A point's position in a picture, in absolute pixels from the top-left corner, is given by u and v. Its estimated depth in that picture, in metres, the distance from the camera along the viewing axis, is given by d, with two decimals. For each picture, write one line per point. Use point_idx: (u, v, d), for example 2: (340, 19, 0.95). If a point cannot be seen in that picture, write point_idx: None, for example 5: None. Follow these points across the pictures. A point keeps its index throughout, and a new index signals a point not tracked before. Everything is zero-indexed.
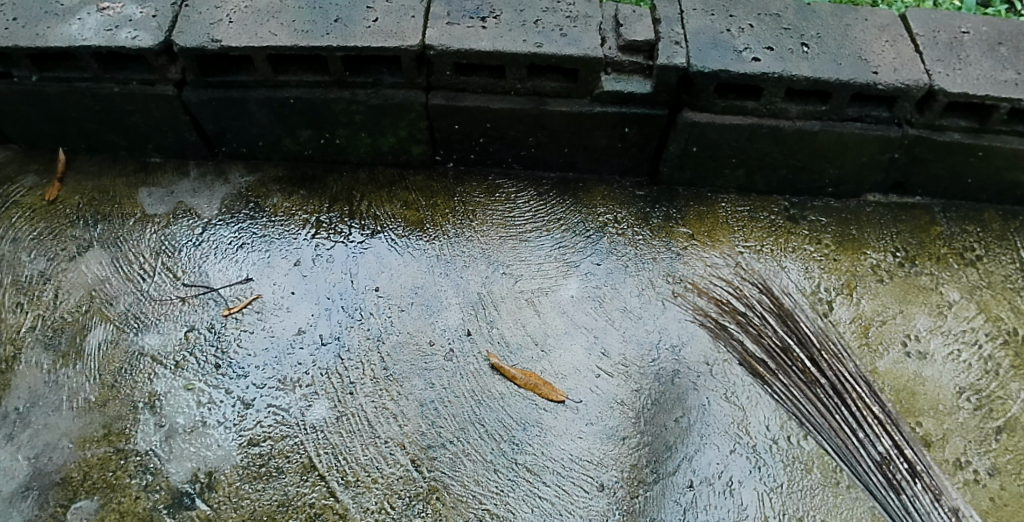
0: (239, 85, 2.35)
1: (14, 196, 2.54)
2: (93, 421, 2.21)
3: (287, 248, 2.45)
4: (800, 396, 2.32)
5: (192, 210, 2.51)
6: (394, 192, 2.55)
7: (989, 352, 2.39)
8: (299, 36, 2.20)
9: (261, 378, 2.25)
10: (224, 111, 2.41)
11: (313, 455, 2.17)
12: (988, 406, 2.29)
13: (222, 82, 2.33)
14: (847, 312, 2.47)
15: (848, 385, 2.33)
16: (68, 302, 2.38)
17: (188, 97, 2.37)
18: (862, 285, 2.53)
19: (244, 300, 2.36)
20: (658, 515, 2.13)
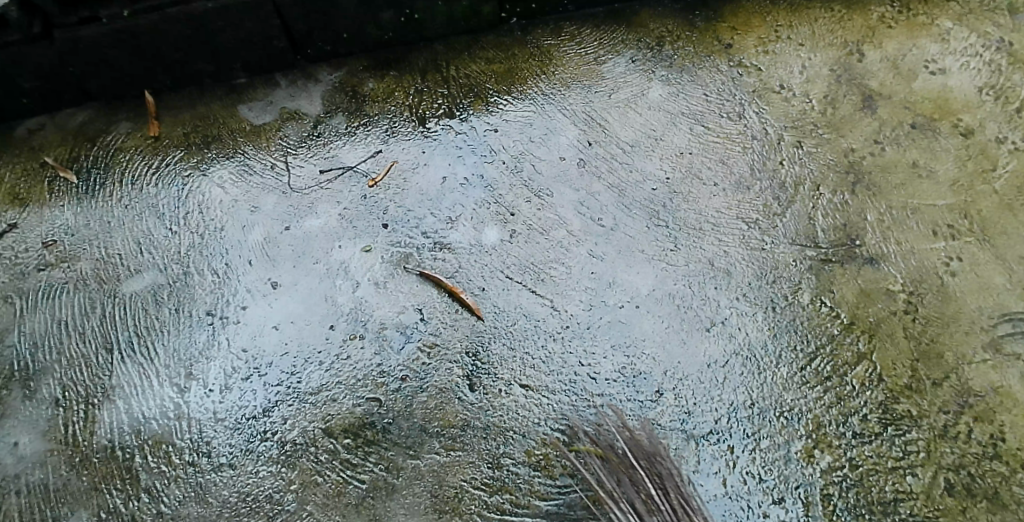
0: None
1: (114, 144, 2.51)
2: (285, 303, 2.28)
3: (403, 119, 2.59)
4: (865, 123, 2.74)
5: (296, 114, 2.57)
6: (474, 53, 2.75)
7: (991, 58, 2.92)
8: None
9: (431, 222, 2.43)
10: (314, 5, 2.54)
11: (505, 268, 2.39)
12: (1005, 96, 2.81)
13: None
14: (878, 55, 2.91)
15: (891, 107, 2.78)
16: (215, 215, 2.38)
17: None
18: (880, 33, 2.97)
19: (384, 168, 2.50)
20: (796, 232, 2.51)
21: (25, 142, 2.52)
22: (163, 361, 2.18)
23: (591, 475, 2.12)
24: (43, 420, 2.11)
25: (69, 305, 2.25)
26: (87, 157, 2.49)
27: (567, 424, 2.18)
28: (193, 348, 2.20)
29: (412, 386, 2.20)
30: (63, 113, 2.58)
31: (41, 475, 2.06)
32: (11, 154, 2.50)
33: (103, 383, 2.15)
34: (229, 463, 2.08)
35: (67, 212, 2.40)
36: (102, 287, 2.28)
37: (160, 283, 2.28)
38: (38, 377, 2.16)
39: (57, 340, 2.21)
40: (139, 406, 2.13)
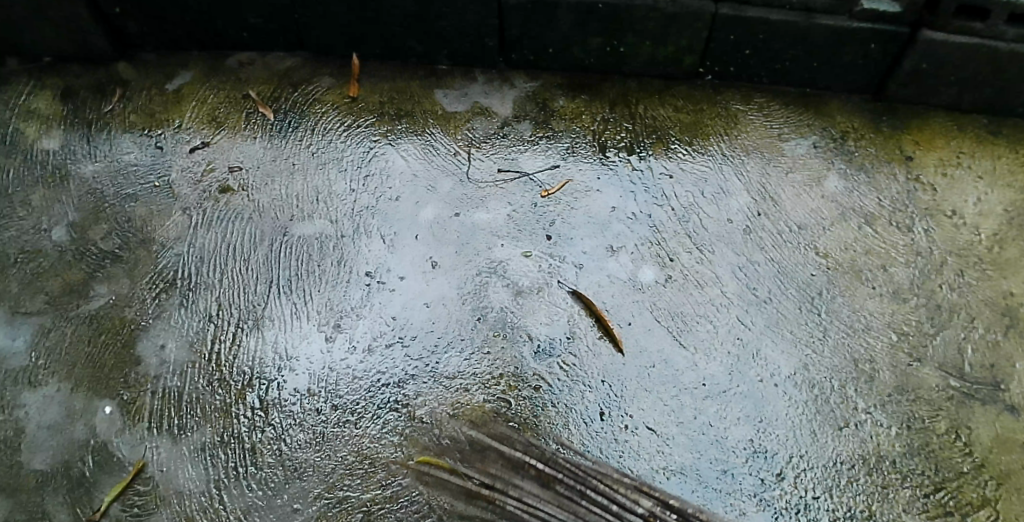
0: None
1: (315, 95, 2.61)
2: (439, 284, 2.30)
3: (587, 141, 2.62)
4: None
5: (487, 110, 2.63)
6: (665, 98, 2.80)
7: None
8: None
9: (592, 246, 2.43)
10: (534, 15, 2.62)
11: (654, 310, 2.38)
12: None
13: None
14: None
15: None
16: (394, 184, 2.44)
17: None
18: None
19: (559, 182, 2.51)
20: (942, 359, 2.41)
21: (235, 72, 2.66)
22: (315, 307, 2.22)
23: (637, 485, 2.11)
24: (192, 331, 2.17)
25: (241, 230, 2.33)
26: (286, 99, 2.59)
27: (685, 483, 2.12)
28: (345, 303, 2.23)
29: (543, 397, 2.20)
30: (274, 55, 2.72)
31: (178, 383, 2.11)
32: (218, 80, 2.64)
33: (255, 312, 2.20)
34: (354, 420, 2.10)
35: (257, 144, 2.49)
36: (275, 221, 2.35)
37: (327, 233, 2.34)
38: (198, 289, 2.23)
39: (223, 260, 2.28)
40: (284, 343, 2.17)
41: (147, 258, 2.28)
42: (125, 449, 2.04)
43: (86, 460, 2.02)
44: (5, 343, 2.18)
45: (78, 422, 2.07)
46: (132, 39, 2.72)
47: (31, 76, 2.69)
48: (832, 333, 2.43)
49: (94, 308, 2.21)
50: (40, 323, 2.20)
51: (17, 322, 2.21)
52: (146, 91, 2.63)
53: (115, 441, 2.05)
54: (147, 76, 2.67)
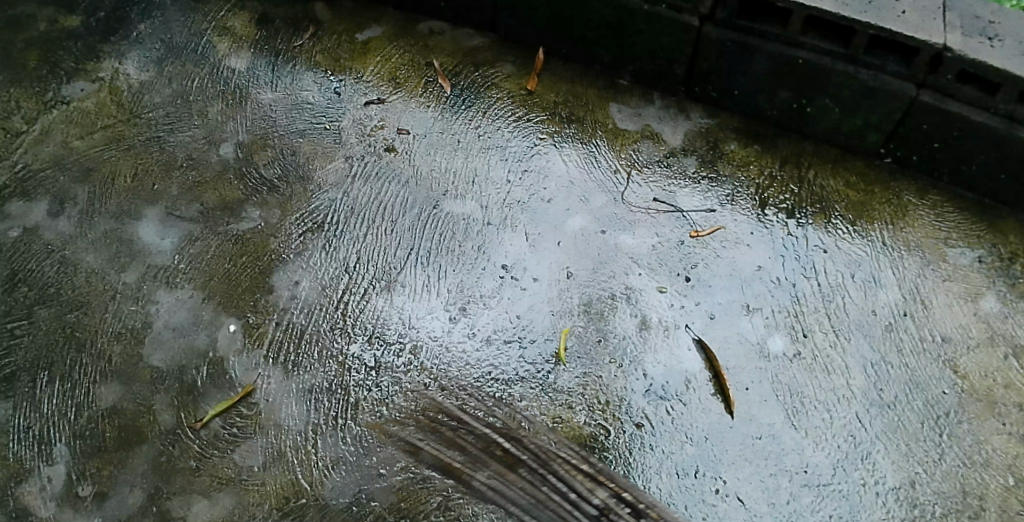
0: (760, 36, 2.49)
1: (493, 79, 2.63)
2: (570, 295, 2.25)
3: (748, 194, 2.57)
4: None
5: (658, 135, 2.61)
6: (838, 170, 2.69)
7: None
8: (841, 7, 2.35)
9: (728, 299, 2.34)
10: (731, 55, 2.55)
11: (773, 383, 2.24)
12: None
13: (748, 27, 2.47)
14: None
15: None
16: (550, 186, 2.43)
17: (708, 31, 2.51)
18: None
19: (711, 226, 2.47)
20: None
21: (424, 37, 2.72)
22: (447, 284, 2.23)
23: None
24: (327, 275, 2.22)
25: (395, 191, 2.37)
26: (466, 77, 2.63)
27: None
28: (476, 288, 2.23)
29: (643, 437, 2.09)
30: (464, 30, 2.75)
31: (303, 321, 2.16)
32: (406, 42, 2.70)
33: (390, 274, 2.23)
34: (456, 405, 2.08)
35: (429, 114, 2.53)
36: (428, 191, 2.38)
37: (475, 215, 2.35)
38: (342, 236, 2.28)
39: (372, 215, 2.32)
40: (410, 311, 2.18)
41: (302, 195, 2.35)
42: (239, 370, 2.09)
43: (199, 370, 2.08)
44: (154, 239, 2.28)
45: (202, 331, 2.14)
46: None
47: None
48: (947, 464, 2.16)
49: (242, 229, 2.30)
50: (189, 230, 2.29)
51: (168, 223, 2.31)
52: (336, 35, 2.70)
53: (230, 359, 2.10)
54: (339, 21, 2.74)
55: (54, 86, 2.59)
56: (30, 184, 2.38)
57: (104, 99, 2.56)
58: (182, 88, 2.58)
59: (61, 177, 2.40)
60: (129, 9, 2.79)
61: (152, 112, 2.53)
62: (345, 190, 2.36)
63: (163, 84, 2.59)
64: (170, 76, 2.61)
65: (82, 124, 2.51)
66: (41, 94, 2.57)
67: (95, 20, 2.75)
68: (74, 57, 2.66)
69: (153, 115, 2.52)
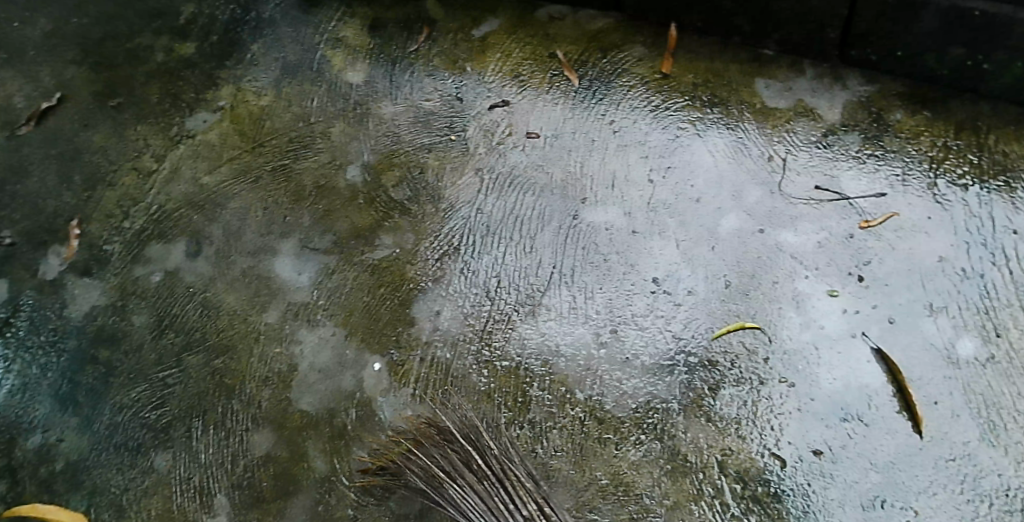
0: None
1: (623, 65, 2.40)
2: (731, 307, 2.05)
3: (922, 169, 2.21)
4: None
5: (812, 112, 2.29)
6: (1023, 131, 2.24)
7: None
8: None
9: (909, 299, 2.05)
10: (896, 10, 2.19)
11: (964, 396, 1.92)
12: None
13: None
14: None
15: None
16: (697, 184, 2.20)
17: None
18: None
19: (884, 214, 2.15)
20: None
21: (544, 26, 2.51)
22: (594, 304, 2.06)
23: None
24: (468, 303, 2.10)
25: (531, 203, 2.20)
26: (595, 66, 2.41)
27: None
28: (627, 306, 2.06)
29: (822, 466, 1.87)
30: (586, 13, 2.53)
31: (448, 355, 2.05)
32: (526, 33, 2.51)
33: (533, 297, 2.09)
34: (614, 441, 1.93)
35: (559, 113, 2.34)
36: (567, 200, 2.20)
37: (618, 224, 2.15)
38: (479, 260, 2.15)
39: (508, 233, 2.17)
40: (558, 337, 2.04)
41: (434, 216, 2.22)
42: (388, 411, 2.01)
43: (348, 413, 2.02)
44: (291, 274, 2.22)
45: (348, 371, 2.07)
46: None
47: (340, 3, 2.69)
48: None
49: (376, 258, 2.20)
50: (324, 263, 2.22)
51: (304, 257, 2.24)
52: (449, 35, 2.54)
53: (378, 400, 2.03)
54: (452, 19, 2.57)
55: (179, 119, 2.55)
56: (168, 225, 2.36)
57: (228, 131, 2.50)
58: (302, 110, 2.48)
59: (195, 216, 2.37)
60: (240, 29, 2.70)
61: (277, 139, 2.45)
62: (478, 207, 2.21)
63: (283, 109, 2.50)
64: (289, 98, 2.51)
65: (209, 157, 2.46)
66: (168, 129, 2.54)
67: (210, 45, 2.69)
68: (193, 87, 2.61)
69: (277, 142, 2.44)
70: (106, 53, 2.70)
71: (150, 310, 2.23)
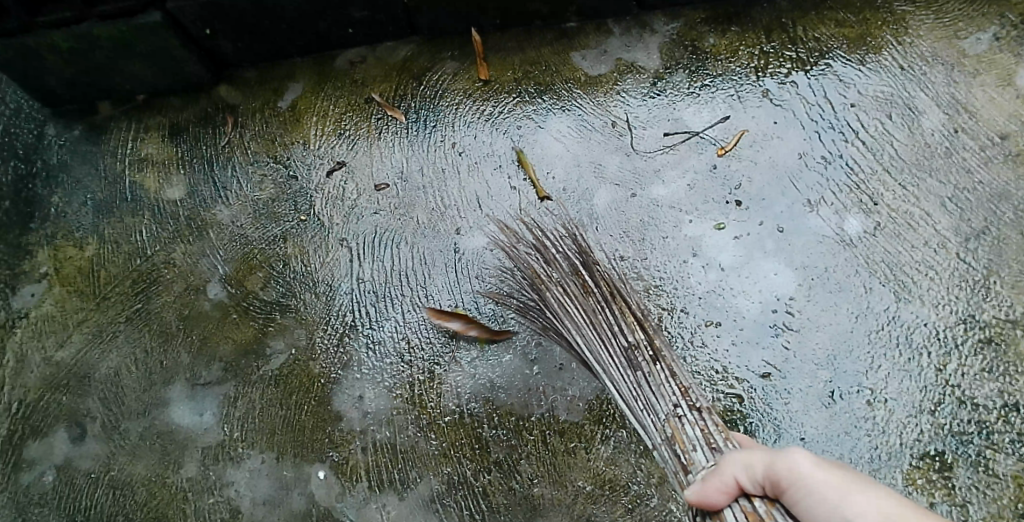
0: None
1: (444, 85, 2.35)
2: (633, 278, 2.06)
3: (750, 83, 2.29)
4: None
5: (634, 66, 2.32)
6: (822, 14, 2.40)
7: None
8: None
9: (788, 203, 2.14)
10: None
11: (868, 267, 2.07)
12: None
13: None
14: None
15: None
16: (557, 175, 2.19)
17: None
18: None
19: (734, 136, 2.21)
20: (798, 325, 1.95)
21: (347, 74, 2.41)
22: (510, 325, 2.03)
23: (891, 464, 1.89)
24: (387, 375, 2.01)
25: (407, 253, 2.13)
26: (415, 95, 2.34)
27: (937, 449, 1.89)
28: (540, 316, 2.02)
29: (775, 385, 1.97)
30: (384, 46, 2.45)
31: (389, 434, 1.96)
32: (333, 87, 2.40)
33: (449, 343, 2.03)
34: (583, 446, 1.92)
35: (402, 153, 2.27)
36: (442, 237, 2.14)
37: (498, 242, 2.11)
38: (377, 331, 2.06)
39: (398, 291, 2.09)
40: (489, 372, 2.00)
41: (318, 304, 2.11)
42: (354, 512, 1.90)
43: None
44: (193, 419, 2.05)
45: (294, 491, 1.93)
46: (226, 59, 2.46)
47: (129, 120, 2.49)
48: None
49: (275, 369, 2.06)
50: (224, 391, 2.06)
51: (199, 394, 2.07)
52: (260, 115, 2.39)
53: (338, 506, 1.91)
54: (253, 97, 2.43)
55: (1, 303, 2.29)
56: (37, 418, 2.12)
57: (63, 296, 2.26)
58: (133, 245, 2.28)
59: (64, 397, 2.13)
60: (31, 185, 2.45)
61: (118, 287, 2.24)
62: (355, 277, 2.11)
63: (113, 251, 2.29)
64: (113, 238, 2.31)
65: (52, 331, 2.22)
66: None
67: (3, 212, 2.42)
68: (3, 263, 2.34)
69: (119, 287, 2.24)
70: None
71: (55, 514, 2.00)
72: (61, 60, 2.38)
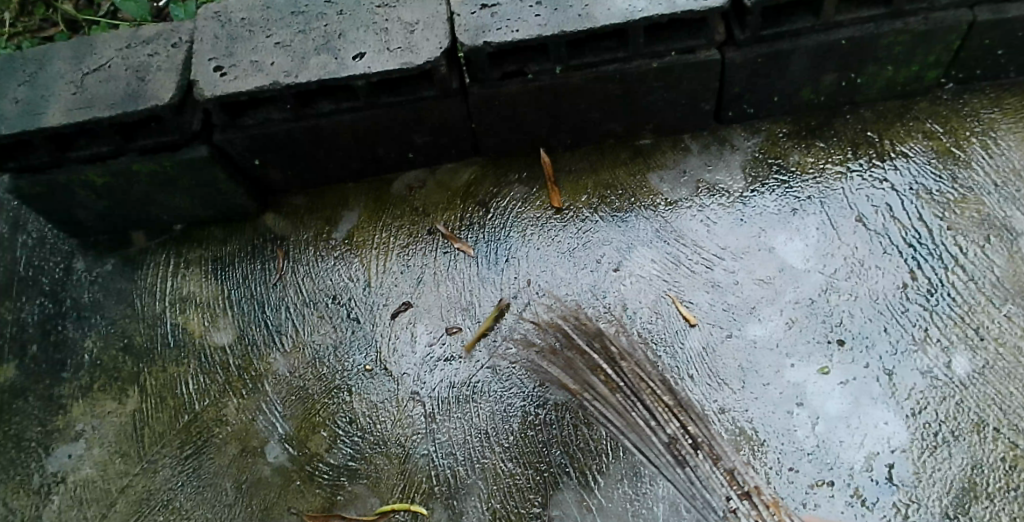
0: (790, 37, 2.11)
1: (513, 210, 2.22)
2: (733, 435, 1.86)
3: (841, 205, 2.15)
4: None
5: (716, 187, 2.23)
6: (909, 125, 2.27)
7: None
8: None
9: (890, 342, 1.94)
10: (763, 68, 2.17)
11: (980, 411, 1.82)
12: None
13: (777, 35, 2.09)
14: None
15: None
16: (644, 314, 2.06)
17: (731, 57, 2.12)
18: None
19: (830, 266, 2.06)
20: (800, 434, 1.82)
21: (407, 201, 2.27)
22: (606, 492, 1.84)
23: None
24: None
25: (488, 408, 1.98)
26: (483, 225, 2.21)
27: None
28: (639, 476, 1.85)
29: None
30: (445, 167, 2.32)
31: None
32: (393, 214, 2.25)
33: (536, 512, 1.83)
34: None
35: (472, 288, 2.14)
36: (526, 390, 1.99)
37: (590, 392, 1.98)
38: (459, 497, 1.88)
39: (480, 452, 1.92)
40: None
41: (391, 468, 1.94)
42: None
43: None
44: None
45: None
46: (273, 185, 2.30)
47: (166, 252, 2.31)
48: None
49: None
50: None
51: None
52: (315, 246, 2.24)
53: None
54: (305, 227, 2.27)
55: (36, 464, 2.11)
56: None
57: (104, 457, 2.08)
58: (178, 398, 2.10)
59: None
60: (60, 324, 2.27)
61: (164, 446, 2.06)
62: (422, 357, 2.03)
63: (157, 405, 2.11)
64: (157, 391, 2.13)
65: (94, 498, 2.03)
66: (28, 481, 2.09)
67: (32, 358, 2.24)
68: (37, 418, 2.17)
69: (166, 446, 2.05)
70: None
71: None
72: (93, 194, 2.19)
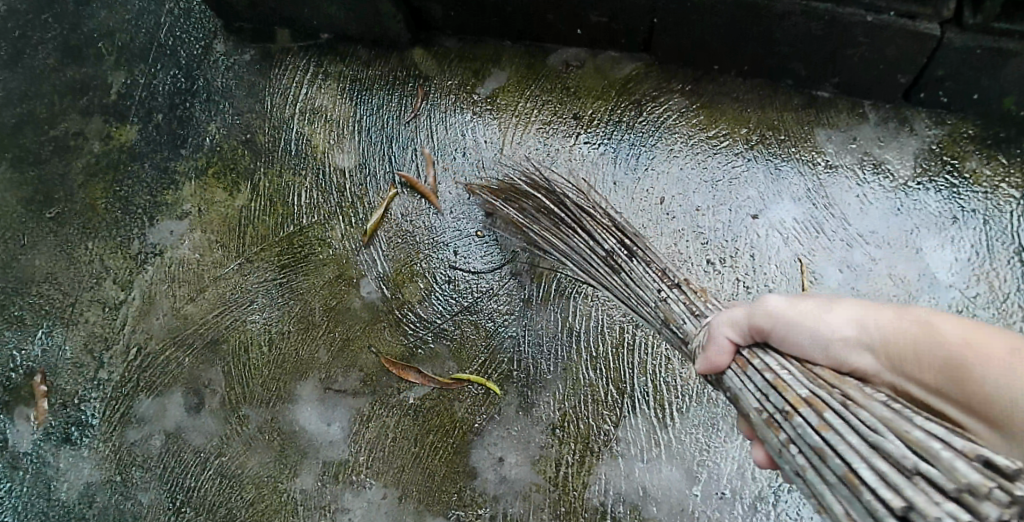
0: (1020, 35, 1.86)
1: (666, 120, 2.09)
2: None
3: (1003, 231, 1.98)
4: None
5: (883, 165, 2.06)
6: None
7: None
8: None
9: None
10: (981, 61, 1.93)
11: None
12: None
13: (1008, 32, 1.86)
14: None
15: None
16: (769, 270, 1.96)
17: (953, 38, 1.89)
18: None
19: (974, 286, 1.93)
20: None
21: (560, 76, 2.14)
22: (679, 432, 1.82)
23: None
24: (537, 443, 1.84)
25: (586, 312, 1.95)
26: (632, 127, 2.08)
27: None
28: (716, 427, 1.82)
29: None
30: (607, 56, 2.16)
31: (523, 509, 1.79)
32: (543, 87, 2.13)
33: (603, 427, 1.84)
34: None
35: (603, 188, 2.03)
36: (629, 306, 1.94)
37: None
38: (534, 391, 1.88)
39: (568, 351, 1.91)
40: (648, 477, 1.79)
41: (477, 337, 1.94)
42: None
43: None
44: (320, 427, 1.92)
45: None
46: (431, 22, 2.20)
47: (306, 59, 2.24)
48: None
49: (416, 398, 1.91)
50: (354, 407, 1.92)
51: (329, 401, 1.94)
52: (454, 97, 2.14)
53: None
54: (450, 74, 2.17)
55: (138, 231, 2.17)
56: (152, 373, 2.05)
57: (203, 242, 2.11)
58: (288, 208, 2.11)
59: (184, 359, 2.04)
60: (188, 102, 2.27)
61: (264, 251, 2.08)
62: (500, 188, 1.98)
63: (265, 208, 2.12)
64: (268, 194, 2.13)
65: (185, 280, 2.09)
66: (127, 245, 2.16)
67: (155, 126, 2.27)
68: (146, 186, 2.20)
69: (264, 251, 2.08)
70: (36, 157, 2.34)
71: (157, 485, 1.95)
72: None
